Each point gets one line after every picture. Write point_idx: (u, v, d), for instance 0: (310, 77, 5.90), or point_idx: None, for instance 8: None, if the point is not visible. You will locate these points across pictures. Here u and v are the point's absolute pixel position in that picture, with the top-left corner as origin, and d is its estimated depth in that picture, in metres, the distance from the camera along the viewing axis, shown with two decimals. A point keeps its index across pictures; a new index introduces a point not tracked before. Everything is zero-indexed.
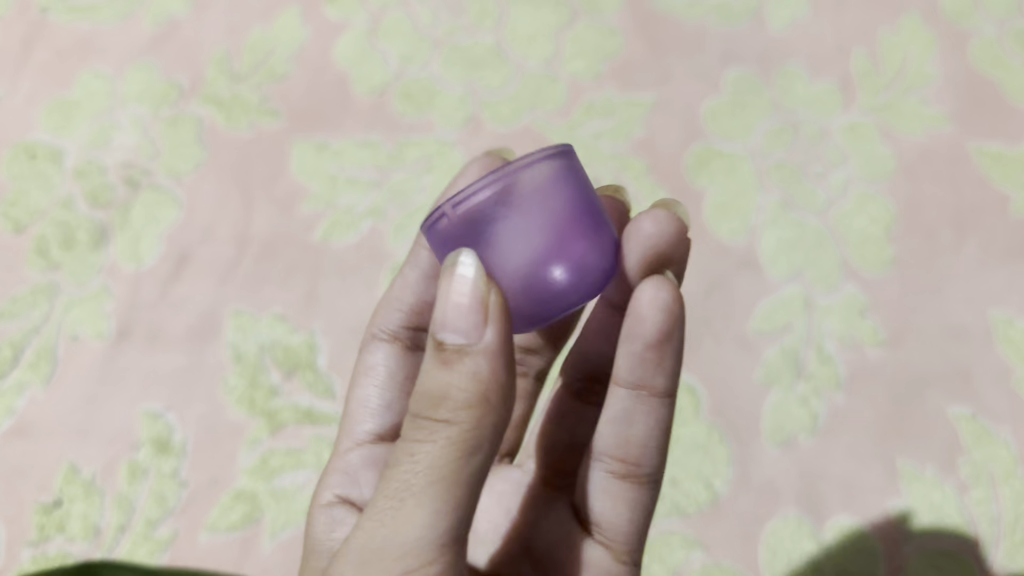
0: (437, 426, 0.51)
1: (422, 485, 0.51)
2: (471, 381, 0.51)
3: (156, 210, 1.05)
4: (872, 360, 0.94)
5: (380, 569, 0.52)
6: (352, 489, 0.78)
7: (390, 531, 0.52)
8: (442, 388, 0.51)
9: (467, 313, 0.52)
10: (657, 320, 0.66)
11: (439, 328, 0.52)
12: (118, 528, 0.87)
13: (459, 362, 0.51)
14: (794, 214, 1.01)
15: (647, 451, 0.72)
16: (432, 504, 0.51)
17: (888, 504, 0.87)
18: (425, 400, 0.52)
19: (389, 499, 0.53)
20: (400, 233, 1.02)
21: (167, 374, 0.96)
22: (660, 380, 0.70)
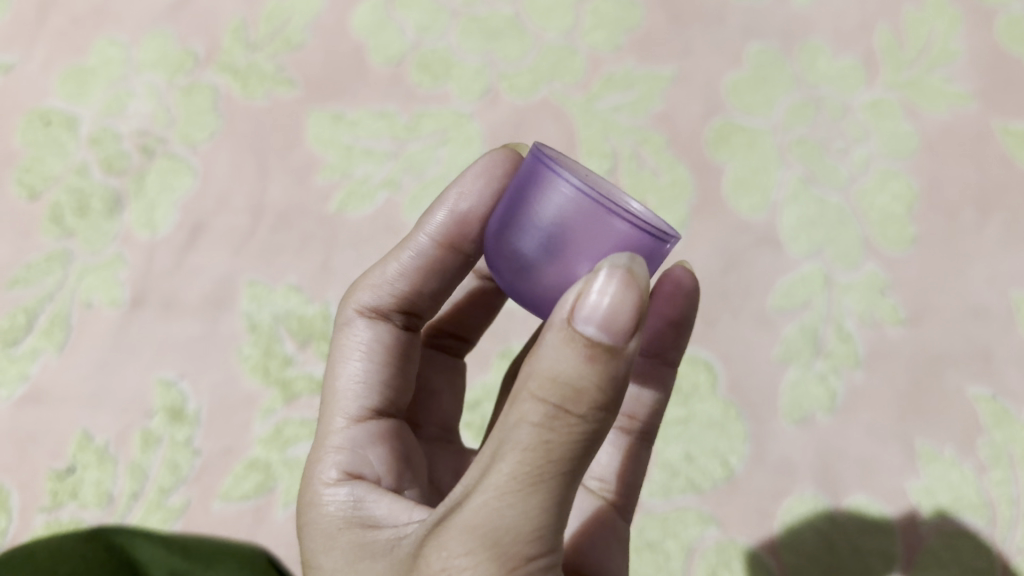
0: (572, 421, 0.47)
1: (550, 478, 0.47)
2: (608, 381, 0.47)
3: (171, 178, 1.04)
4: (892, 339, 0.93)
5: (495, 555, 0.47)
6: (362, 466, 0.64)
7: (508, 522, 0.47)
8: (582, 379, 0.47)
9: (617, 314, 0.47)
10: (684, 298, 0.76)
11: (580, 318, 0.47)
12: (131, 496, 0.87)
13: (601, 361, 0.47)
14: (816, 190, 1.00)
15: (655, 415, 0.78)
16: (554, 496, 0.47)
17: (905, 483, 0.86)
18: (558, 390, 0.47)
19: (507, 483, 0.47)
20: (416, 205, 1.01)
21: (181, 343, 0.95)
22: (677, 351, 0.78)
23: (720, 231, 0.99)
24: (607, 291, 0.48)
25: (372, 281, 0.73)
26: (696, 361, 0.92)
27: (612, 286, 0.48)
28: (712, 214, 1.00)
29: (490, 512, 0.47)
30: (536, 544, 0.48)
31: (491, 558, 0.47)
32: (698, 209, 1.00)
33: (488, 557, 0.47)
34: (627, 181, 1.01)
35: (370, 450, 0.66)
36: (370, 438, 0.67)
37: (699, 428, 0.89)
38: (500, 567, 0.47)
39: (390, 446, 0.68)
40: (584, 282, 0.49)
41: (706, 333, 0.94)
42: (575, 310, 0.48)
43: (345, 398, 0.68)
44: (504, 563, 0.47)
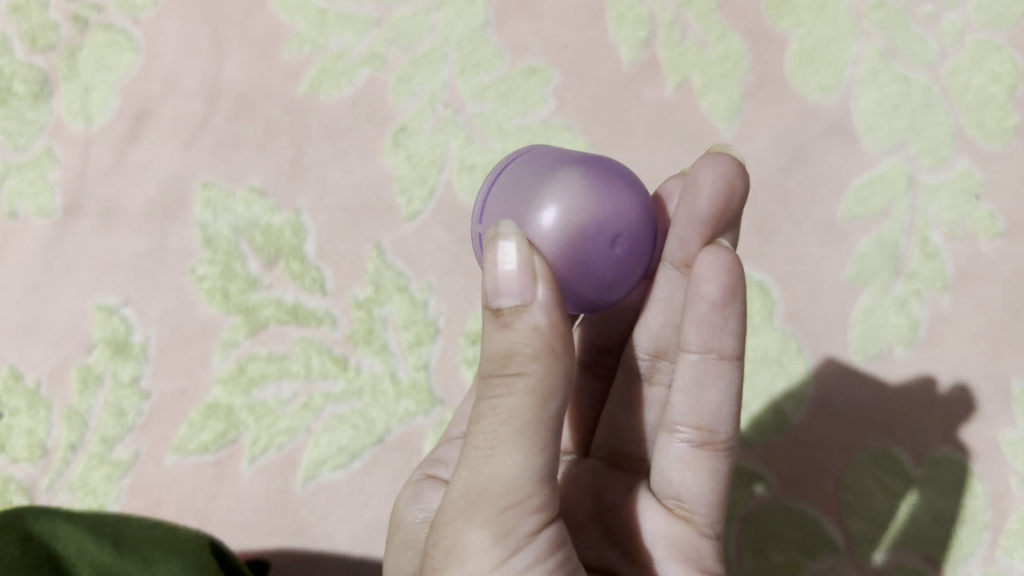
0: (510, 383, 0.41)
1: (507, 430, 0.40)
2: (535, 332, 0.41)
3: (108, 52, 0.85)
4: (986, 255, 0.75)
5: (478, 524, 0.41)
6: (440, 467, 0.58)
7: (481, 485, 0.41)
8: (511, 336, 0.41)
9: (517, 273, 0.42)
10: (717, 281, 0.52)
11: (493, 294, 0.42)
12: (68, 448, 0.73)
13: (519, 317, 0.41)
14: (897, 67, 0.80)
15: (721, 414, 0.55)
16: (522, 451, 0.40)
17: (998, 435, 0.71)
18: (493, 362, 0.42)
19: (473, 454, 0.42)
20: (404, 87, 0.83)
21: (125, 260, 0.79)
22: (730, 341, 0.54)
23: (780, 118, 0.80)
24: (508, 256, 0.42)
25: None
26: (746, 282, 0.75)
27: (509, 254, 0.42)
28: (772, 94, 0.81)
29: (466, 481, 0.42)
30: (523, 498, 0.41)
31: (474, 522, 0.41)
32: (754, 88, 0.81)
33: (469, 523, 0.41)
34: (664, 54, 0.82)
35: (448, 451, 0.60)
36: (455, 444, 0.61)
37: (752, 366, 0.73)
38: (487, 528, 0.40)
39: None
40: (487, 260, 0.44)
41: (763, 248, 0.77)
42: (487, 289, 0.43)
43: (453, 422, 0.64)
44: (489, 526, 0.40)
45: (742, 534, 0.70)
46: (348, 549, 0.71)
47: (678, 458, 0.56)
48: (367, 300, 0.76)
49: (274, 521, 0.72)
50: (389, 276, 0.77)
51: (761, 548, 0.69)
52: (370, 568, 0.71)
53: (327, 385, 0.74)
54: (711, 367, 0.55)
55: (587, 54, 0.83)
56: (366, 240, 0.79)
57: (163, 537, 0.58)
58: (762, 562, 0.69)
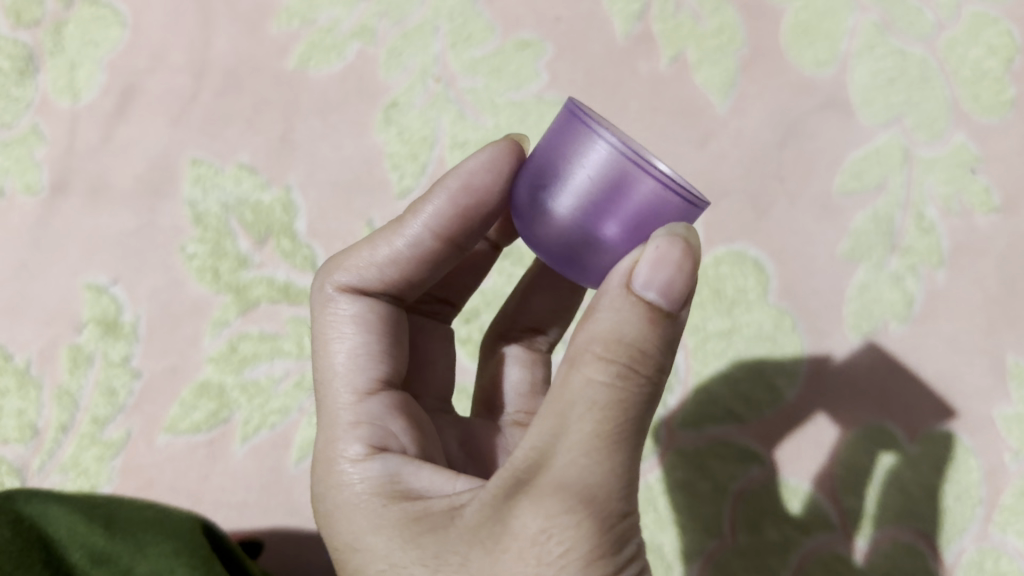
0: (643, 381, 0.39)
1: (633, 434, 0.39)
2: (673, 334, 0.40)
3: (95, 27, 0.84)
4: (983, 230, 0.74)
5: (591, 521, 0.39)
6: (388, 438, 0.50)
7: (600, 485, 0.39)
8: (651, 335, 0.39)
9: (675, 270, 0.39)
10: None
11: (644, 282, 0.39)
12: (59, 428, 0.72)
13: (665, 315, 0.39)
14: (893, 40, 0.80)
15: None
16: (635, 454, 0.40)
17: (993, 411, 0.70)
18: (624, 351, 0.39)
19: (589, 445, 0.39)
20: (395, 61, 0.82)
21: (115, 238, 0.78)
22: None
23: (775, 91, 0.79)
24: (668, 251, 0.39)
25: (355, 260, 0.55)
26: (743, 260, 0.75)
27: (665, 243, 0.39)
28: (769, 69, 0.80)
29: (579, 479, 0.39)
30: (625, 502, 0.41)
31: (582, 526, 0.39)
32: (749, 62, 0.80)
33: (581, 524, 0.39)
34: (658, 28, 0.81)
35: (393, 424, 0.51)
36: (390, 410, 0.51)
37: (746, 343, 0.73)
38: (594, 530, 0.40)
39: (411, 417, 0.53)
40: (636, 250, 0.40)
41: (758, 223, 0.76)
42: (630, 271, 0.40)
43: (342, 374, 0.52)
44: (601, 526, 0.40)
45: (736, 510, 0.70)
46: None
47: None
48: None
49: (267, 501, 0.71)
50: None
51: (756, 524, 0.70)
52: None
53: None
54: None
55: (580, 27, 0.82)
56: (357, 217, 0.78)
57: (163, 518, 0.57)
58: (757, 539, 0.69)
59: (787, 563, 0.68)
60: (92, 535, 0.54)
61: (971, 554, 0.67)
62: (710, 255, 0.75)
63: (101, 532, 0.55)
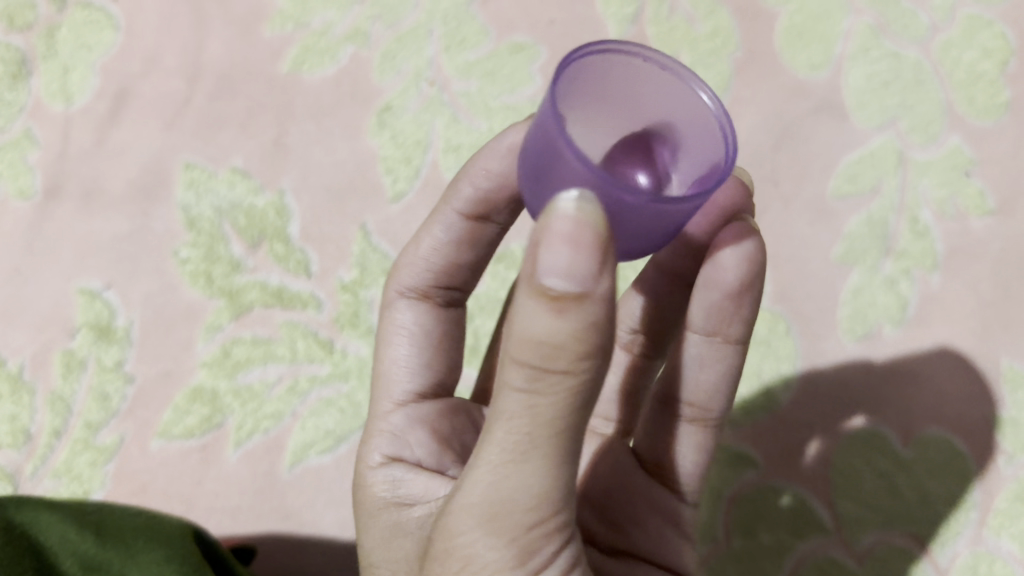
0: (556, 383, 0.36)
1: (547, 443, 0.37)
2: (590, 327, 0.35)
3: (87, 31, 0.84)
4: (977, 233, 0.74)
5: (505, 530, 0.39)
6: (404, 449, 0.55)
7: (508, 495, 0.38)
8: (556, 334, 0.35)
9: (578, 257, 0.35)
10: (734, 262, 0.54)
11: (544, 269, 0.35)
12: (52, 434, 0.72)
13: (575, 311, 0.35)
14: (887, 43, 0.79)
15: (719, 392, 0.58)
16: (553, 461, 0.38)
17: (986, 413, 0.70)
18: (533, 350, 0.36)
19: (498, 455, 0.38)
20: (389, 64, 0.81)
21: (108, 243, 0.78)
22: (739, 326, 0.56)
23: (769, 95, 0.79)
24: (568, 234, 0.35)
25: (407, 260, 0.62)
26: None
27: (559, 225, 0.35)
28: (763, 72, 0.80)
29: (488, 489, 0.39)
30: (546, 510, 0.39)
31: (494, 537, 0.39)
32: (743, 65, 0.80)
33: (489, 533, 0.39)
34: (653, 30, 0.81)
35: (411, 434, 0.56)
36: (414, 419, 0.57)
37: None
38: (509, 540, 0.39)
39: (440, 427, 0.58)
40: (541, 223, 0.36)
41: None
42: (533, 258, 0.35)
43: (393, 376, 0.59)
44: (515, 535, 0.39)
45: (730, 515, 0.69)
46: (336, 533, 0.70)
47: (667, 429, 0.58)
48: (353, 283, 0.76)
49: (260, 506, 0.71)
50: (375, 258, 0.77)
51: (749, 528, 0.69)
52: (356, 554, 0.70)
53: (313, 368, 0.73)
54: (711, 350, 0.57)
55: (574, 30, 0.82)
56: (351, 221, 0.78)
57: (155, 526, 0.57)
58: (751, 542, 0.69)
59: (782, 567, 0.68)
60: (83, 542, 0.54)
61: (965, 558, 0.67)
62: None
63: (92, 539, 0.54)
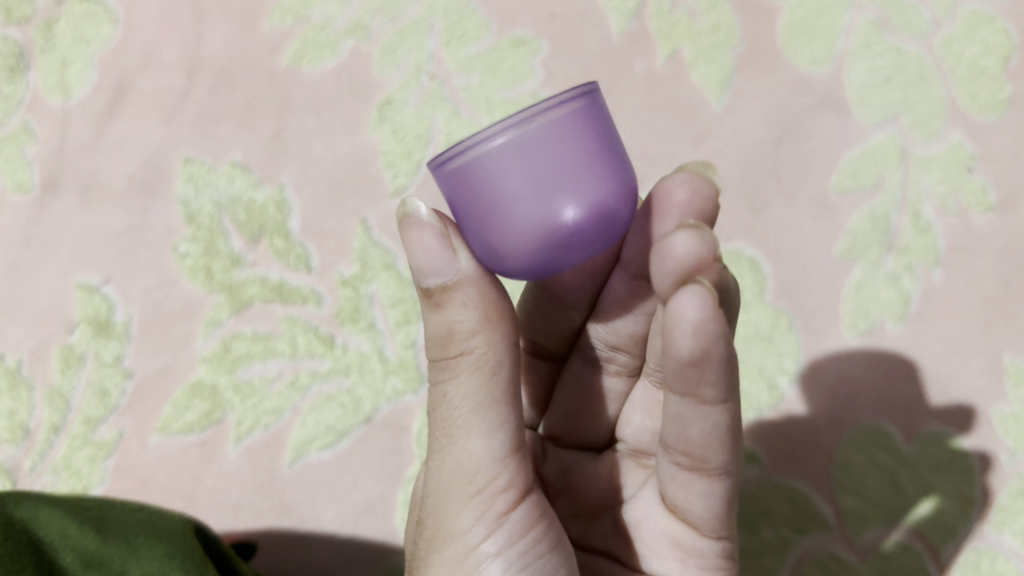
0: (456, 362, 0.42)
1: (464, 417, 0.42)
2: (468, 306, 0.42)
3: (85, 24, 0.83)
4: (979, 229, 0.74)
5: (455, 505, 0.43)
6: None
7: (450, 470, 0.43)
8: (444, 319, 0.42)
9: (437, 251, 0.42)
10: (688, 336, 0.42)
11: (421, 274, 0.43)
12: (51, 429, 0.72)
13: (449, 297, 0.42)
14: (889, 38, 0.79)
15: (707, 448, 0.49)
16: (476, 432, 0.42)
17: (989, 409, 0.70)
18: (436, 343, 0.43)
19: (438, 440, 0.44)
20: (389, 58, 0.81)
21: (106, 238, 0.78)
22: (711, 390, 0.45)
23: (772, 90, 0.79)
24: (421, 238, 0.43)
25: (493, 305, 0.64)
26: (739, 260, 0.75)
27: (421, 232, 0.43)
28: (765, 67, 0.79)
29: (440, 473, 0.44)
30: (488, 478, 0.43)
31: (452, 514, 0.44)
32: (745, 60, 0.80)
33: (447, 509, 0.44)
34: (654, 25, 0.81)
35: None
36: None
37: (742, 343, 0.73)
38: (462, 512, 0.43)
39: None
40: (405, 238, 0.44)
41: (754, 223, 0.76)
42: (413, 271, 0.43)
43: None
44: (465, 508, 0.43)
45: (732, 511, 0.69)
46: (336, 529, 0.70)
47: (671, 475, 0.53)
48: (353, 278, 0.75)
49: (260, 502, 0.70)
50: (375, 253, 0.76)
51: (752, 525, 0.69)
52: (358, 549, 0.69)
53: (314, 363, 0.73)
54: (692, 409, 0.47)
55: (575, 24, 0.82)
56: (352, 216, 0.77)
57: (156, 522, 0.57)
58: (754, 539, 0.69)
59: (784, 563, 0.68)
60: (83, 539, 0.54)
61: (966, 554, 0.67)
62: None
63: (92, 535, 0.54)
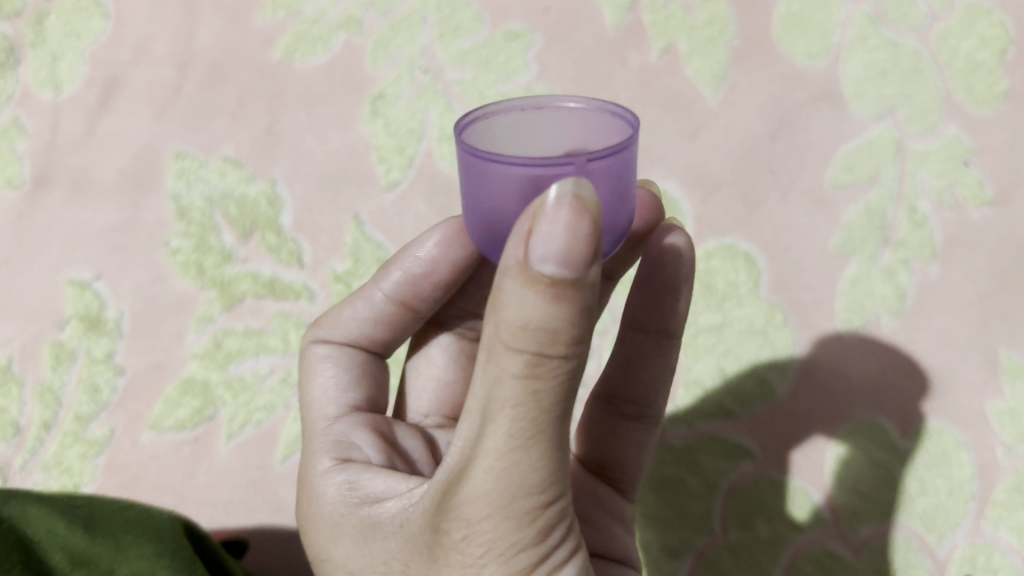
0: (556, 369, 0.36)
1: (552, 426, 0.37)
2: (584, 312, 0.36)
3: (76, 18, 0.82)
4: (975, 224, 0.73)
5: (520, 514, 0.38)
6: (349, 450, 0.51)
7: (522, 482, 0.37)
8: (555, 318, 0.35)
9: (573, 242, 0.34)
10: (671, 266, 0.56)
11: (538, 258, 0.35)
12: (42, 426, 0.71)
13: (570, 294, 0.35)
14: (886, 32, 0.78)
15: (655, 386, 0.60)
16: (557, 440, 0.37)
17: (985, 405, 0.69)
18: (530, 340, 0.35)
19: (502, 447, 0.37)
20: (381, 51, 0.80)
21: (97, 233, 0.77)
22: (674, 323, 0.58)
23: (767, 83, 0.78)
24: (555, 218, 0.35)
25: (333, 317, 0.60)
26: (733, 255, 0.75)
27: (556, 211, 0.35)
28: (760, 60, 0.79)
29: (500, 483, 0.37)
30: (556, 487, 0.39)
31: (512, 523, 0.38)
32: (740, 54, 0.79)
33: (507, 514, 0.38)
34: (649, 18, 0.80)
35: (357, 436, 0.52)
36: (357, 426, 0.53)
37: (737, 337, 0.73)
38: (521, 522, 0.38)
39: (382, 433, 0.54)
40: (523, 218, 0.36)
41: (749, 217, 0.75)
42: (524, 248, 0.35)
43: (322, 407, 0.56)
44: (527, 517, 0.38)
45: (727, 507, 0.69)
46: None
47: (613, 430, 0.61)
48: (345, 273, 0.75)
49: (252, 499, 0.70)
50: (368, 248, 0.76)
51: (747, 520, 0.69)
52: None
53: None
54: (653, 347, 0.59)
55: (569, 17, 0.81)
56: (344, 211, 0.77)
57: (145, 520, 0.56)
58: (749, 535, 0.69)
59: (779, 559, 0.68)
60: (71, 539, 0.53)
61: (963, 550, 0.66)
62: (701, 248, 0.75)
63: (80, 534, 0.54)
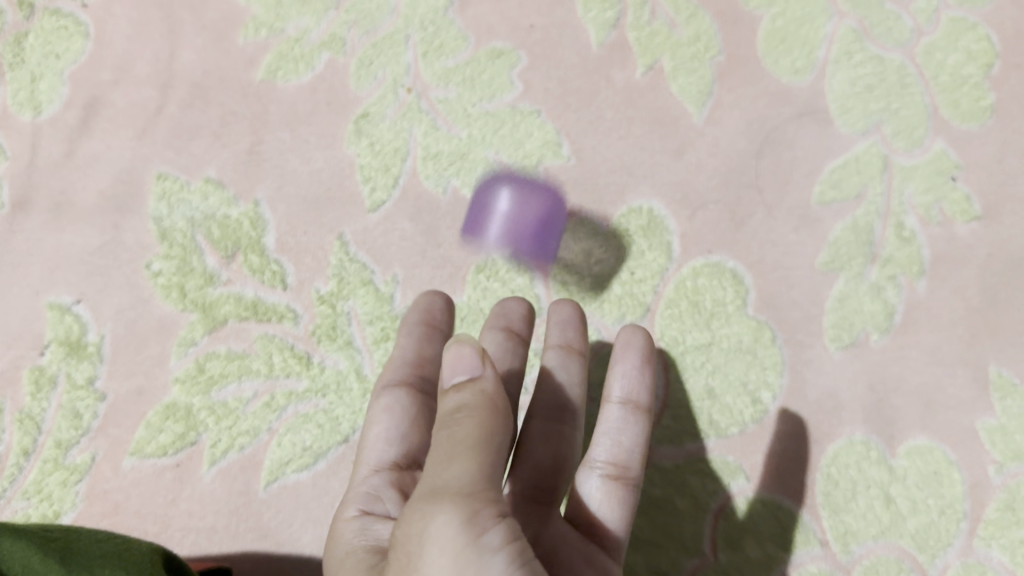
0: (462, 418, 0.46)
1: (465, 445, 0.45)
2: (482, 393, 0.47)
3: (55, 39, 0.82)
4: (963, 238, 0.73)
5: (447, 505, 0.43)
6: (378, 504, 0.57)
7: (444, 482, 0.44)
8: (464, 398, 0.47)
9: (466, 356, 0.49)
10: (639, 348, 0.66)
11: (449, 376, 0.49)
12: (22, 453, 0.71)
13: (469, 384, 0.48)
14: (871, 46, 0.78)
15: (634, 452, 0.63)
16: (475, 458, 0.44)
17: (976, 422, 0.69)
18: (445, 413, 0.47)
19: (433, 466, 0.45)
20: (364, 70, 0.80)
21: (77, 256, 0.76)
22: (644, 396, 0.65)
23: (753, 99, 0.78)
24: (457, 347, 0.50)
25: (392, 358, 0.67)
26: (720, 274, 0.74)
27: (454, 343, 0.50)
28: (746, 76, 0.78)
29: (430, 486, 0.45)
30: (479, 493, 0.43)
31: (439, 510, 0.43)
32: (726, 70, 0.78)
33: (433, 510, 0.43)
34: (634, 36, 0.80)
35: (384, 492, 0.58)
36: (388, 482, 0.59)
37: (724, 356, 0.72)
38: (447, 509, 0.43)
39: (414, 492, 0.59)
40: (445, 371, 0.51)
41: (735, 235, 0.75)
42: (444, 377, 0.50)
43: (371, 449, 0.62)
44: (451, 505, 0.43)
45: (716, 528, 0.68)
46: (315, 551, 0.68)
47: (594, 490, 0.63)
48: (330, 294, 0.74)
49: (236, 526, 0.69)
50: (353, 269, 0.75)
51: (737, 542, 0.68)
52: None
53: (290, 383, 0.72)
54: (630, 415, 0.65)
55: (554, 34, 0.80)
56: (328, 232, 0.76)
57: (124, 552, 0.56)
58: (739, 557, 0.68)
59: None
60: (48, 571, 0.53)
61: (956, 569, 0.66)
62: (687, 265, 0.74)
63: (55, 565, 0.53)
